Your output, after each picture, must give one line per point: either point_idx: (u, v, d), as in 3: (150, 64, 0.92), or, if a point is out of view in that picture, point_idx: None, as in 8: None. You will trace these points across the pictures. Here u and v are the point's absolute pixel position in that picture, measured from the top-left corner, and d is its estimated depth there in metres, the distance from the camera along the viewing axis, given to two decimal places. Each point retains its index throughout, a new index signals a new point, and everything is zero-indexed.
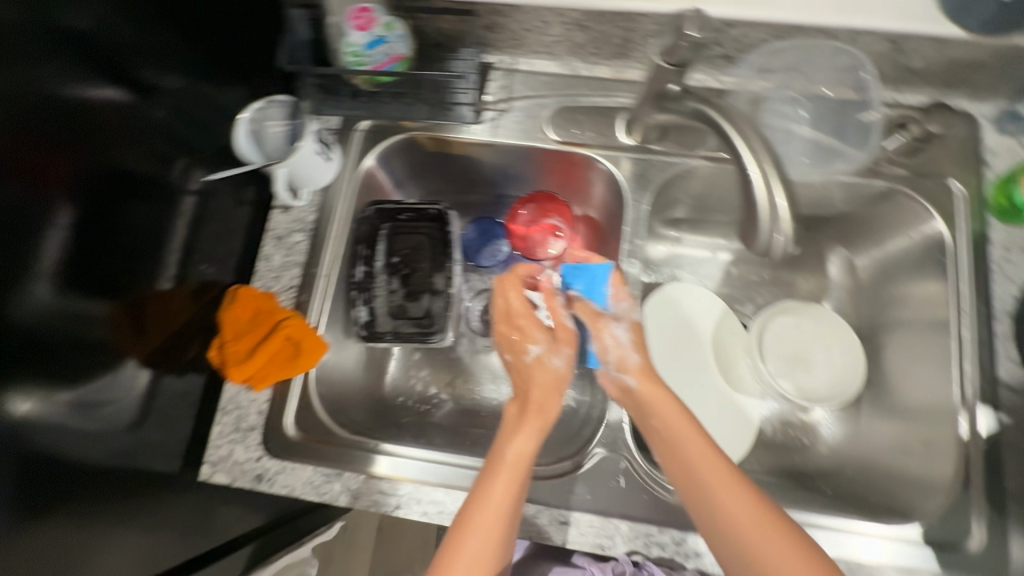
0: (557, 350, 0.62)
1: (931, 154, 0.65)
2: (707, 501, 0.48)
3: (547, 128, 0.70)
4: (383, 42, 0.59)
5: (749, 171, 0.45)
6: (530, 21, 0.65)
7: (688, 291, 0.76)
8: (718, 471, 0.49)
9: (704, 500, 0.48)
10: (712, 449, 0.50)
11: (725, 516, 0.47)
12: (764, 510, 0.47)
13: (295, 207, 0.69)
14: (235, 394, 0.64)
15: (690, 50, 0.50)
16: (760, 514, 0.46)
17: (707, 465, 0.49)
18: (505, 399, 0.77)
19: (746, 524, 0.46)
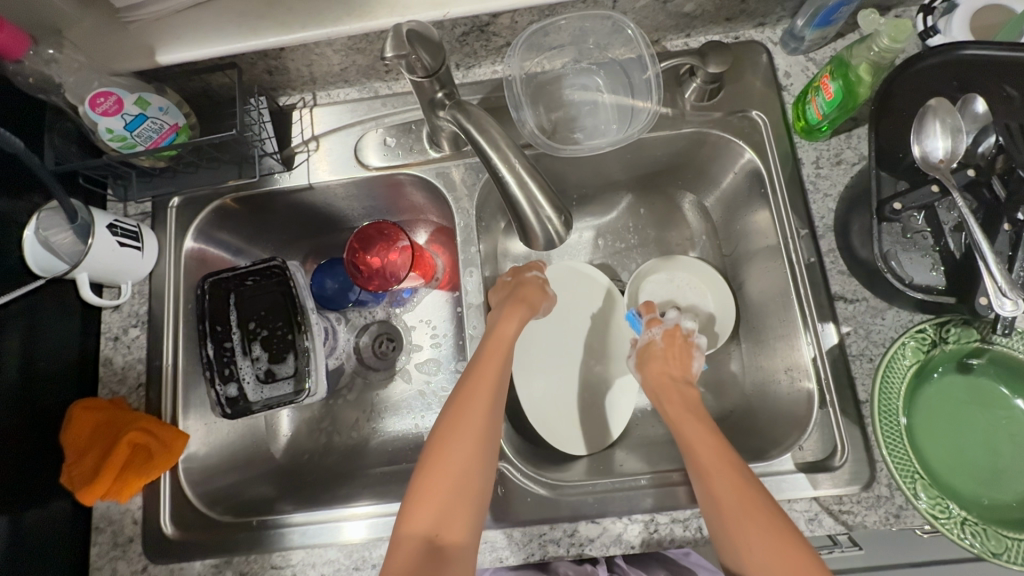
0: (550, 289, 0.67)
1: (730, 91, 0.66)
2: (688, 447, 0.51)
3: (360, 158, 0.68)
4: (144, 119, 0.56)
5: (501, 173, 0.44)
6: (302, 58, 0.62)
7: (563, 273, 0.74)
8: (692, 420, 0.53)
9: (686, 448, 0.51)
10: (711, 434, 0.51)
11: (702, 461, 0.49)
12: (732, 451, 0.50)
13: (123, 303, 0.67)
14: (106, 510, 0.62)
15: (428, 56, 0.48)
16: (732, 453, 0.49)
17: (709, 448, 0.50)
18: (408, 427, 0.76)
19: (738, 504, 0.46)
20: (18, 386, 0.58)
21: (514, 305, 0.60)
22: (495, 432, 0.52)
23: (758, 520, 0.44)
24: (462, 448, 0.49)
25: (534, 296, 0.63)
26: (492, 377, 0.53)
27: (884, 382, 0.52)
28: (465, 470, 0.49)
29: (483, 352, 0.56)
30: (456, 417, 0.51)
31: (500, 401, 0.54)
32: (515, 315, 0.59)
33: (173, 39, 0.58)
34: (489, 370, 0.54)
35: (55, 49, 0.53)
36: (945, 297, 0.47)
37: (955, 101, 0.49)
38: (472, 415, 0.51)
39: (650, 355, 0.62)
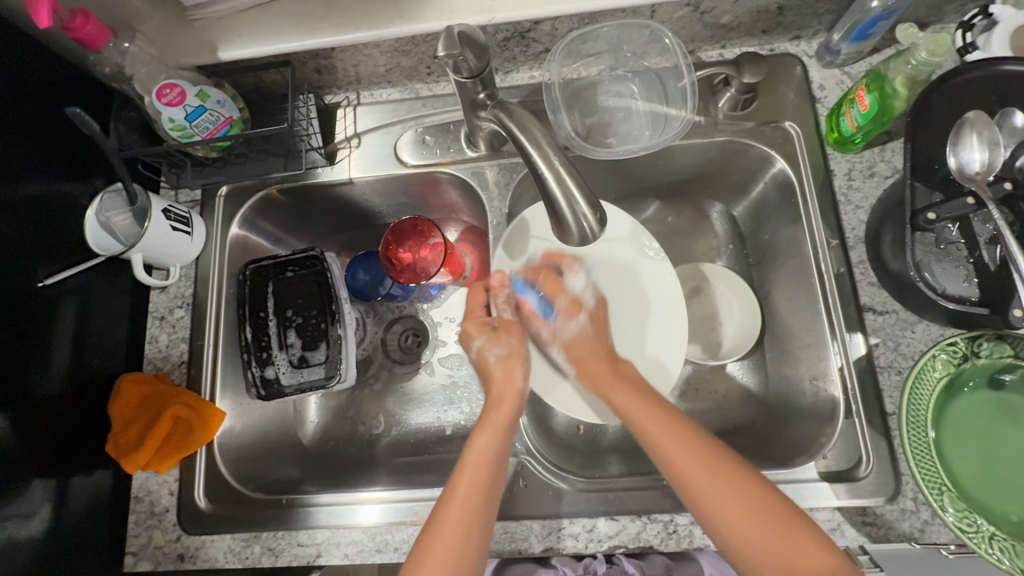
0: (504, 341, 0.63)
1: (763, 102, 0.67)
2: (654, 447, 0.53)
3: (399, 155, 0.71)
4: (203, 110, 0.60)
5: (541, 171, 0.46)
6: (350, 58, 0.65)
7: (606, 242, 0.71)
8: (634, 398, 0.57)
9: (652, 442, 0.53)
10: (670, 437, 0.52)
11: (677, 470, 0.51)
12: (729, 468, 0.50)
13: (171, 285, 0.71)
14: (145, 480, 0.65)
15: (474, 57, 0.50)
16: (711, 454, 0.51)
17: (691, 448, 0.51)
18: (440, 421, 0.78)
19: (745, 514, 0.47)
20: (73, 355, 0.61)
21: (494, 410, 0.58)
22: (488, 511, 0.52)
23: (769, 558, 0.46)
24: (445, 537, 0.49)
25: (515, 369, 0.61)
26: (478, 501, 0.52)
27: (913, 394, 0.51)
28: (452, 554, 0.48)
29: (465, 472, 0.54)
30: (442, 505, 0.52)
31: (490, 493, 0.53)
32: (494, 422, 0.57)
33: (234, 36, 0.62)
34: (477, 489, 0.52)
35: (129, 43, 0.57)
36: (978, 307, 0.47)
37: (992, 113, 0.50)
38: (461, 538, 0.49)
39: (579, 356, 0.63)
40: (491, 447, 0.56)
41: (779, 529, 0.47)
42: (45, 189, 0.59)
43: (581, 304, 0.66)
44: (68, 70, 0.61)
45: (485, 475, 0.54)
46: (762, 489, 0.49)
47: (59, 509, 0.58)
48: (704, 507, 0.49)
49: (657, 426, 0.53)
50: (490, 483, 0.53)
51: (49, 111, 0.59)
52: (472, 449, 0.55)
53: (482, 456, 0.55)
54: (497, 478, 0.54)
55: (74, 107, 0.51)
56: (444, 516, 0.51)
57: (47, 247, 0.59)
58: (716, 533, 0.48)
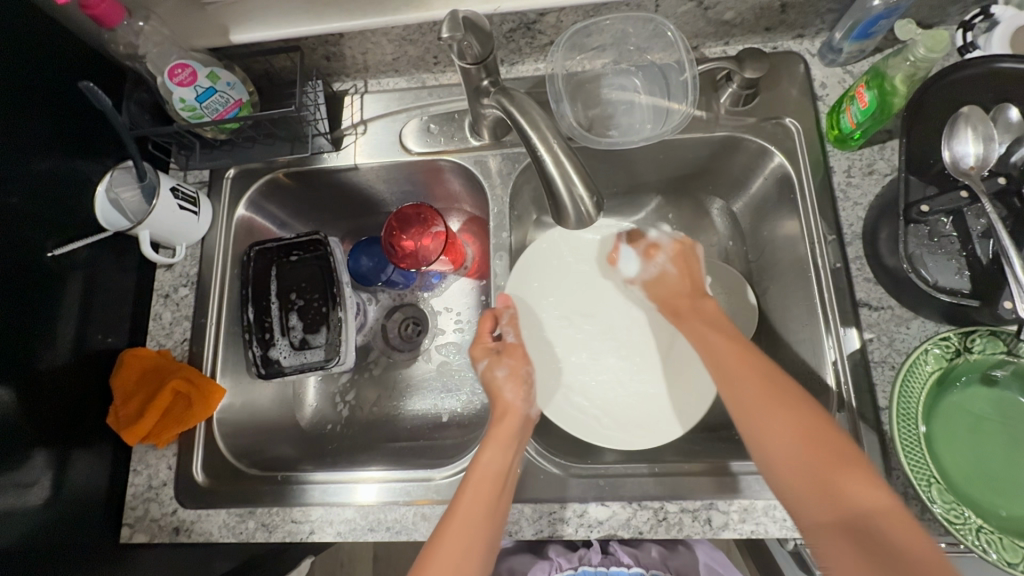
0: (504, 362, 0.65)
1: (764, 99, 0.67)
2: (727, 385, 0.54)
3: (404, 143, 0.72)
4: (213, 92, 0.61)
5: (540, 154, 0.47)
6: (359, 46, 0.67)
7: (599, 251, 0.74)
8: (704, 325, 0.60)
9: (742, 414, 0.52)
10: (779, 410, 0.50)
11: (733, 398, 0.53)
12: (802, 405, 0.50)
13: (176, 263, 0.72)
14: (144, 454, 0.66)
15: (477, 42, 0.51)
16: (802, 400, 0.50)
17: (786, 429, 0.49)
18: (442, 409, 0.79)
19: (789, 434, 0.48)
20: (78, 328, 0.63)
21: (498, 426, 0.59)
22: (492, 535, 0.52)
23: (810, 481, 0.46)
24: (449, 551, 0.50)
25: (511, 389, 0.63)
26: (480, 515, 0.53)
27: (905, 387, 0.51)
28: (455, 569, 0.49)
29: (471, 485, 0.55)
30: (448, 522, 0.52)
31: (495, 518, 0.53)
32: (502, 437, 0.59)
33: (246, 21, 0.64)
34: (480, 505, 0.53)
35: (143, 21, 0.59)
36: (969, 299, 0.47)
37: (988, 109, 0.51)
38: (461, 552, 0.50)
39: (663, 289, 0.67)
40: (497, 463, 0.56)
41: (824, 456, 0.46)
42: (57, 164, 0.60)
43: (659, 248, 0.70)
44: (83, 48, 0.63)
45: (491, 492, 0.54)
46: (824, 426, 0.48)
47: (58, 477, 0.59)
48: (757, 440, 0.50)
49: (752, 383, 0.52)
50: (496, 498, 0.54)
51: (63, 88, 0.61)
52: (478, 464, 0.56)
53: (493, 472, 0.56)
54: (506, 487, 0.56)
55: (86, 81, 0.52)
56: (447, 528, 0.52)
57: (56, 220, 0.60)
58: (765, 467, 0.49)
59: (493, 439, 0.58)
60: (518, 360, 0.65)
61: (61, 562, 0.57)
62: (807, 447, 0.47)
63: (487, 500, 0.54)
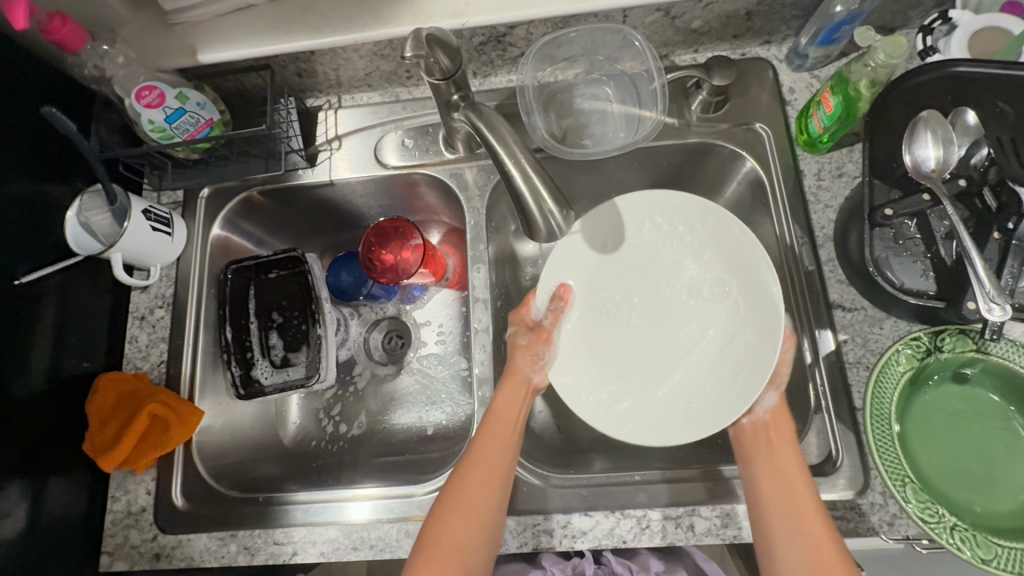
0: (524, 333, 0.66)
1: (735, 104, 0.68)
2: (762, 505, 0.53)
3: (380, 158, 0.72)
4: (183, 112, 0.61)
5: (508, 169, 0.47)
6: (330, 62, 0.67)
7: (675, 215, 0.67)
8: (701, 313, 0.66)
9: (768, 497, 0.53)
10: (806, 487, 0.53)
11: (772, 472, 0.54)
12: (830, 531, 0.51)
13: (152, 285, 0.72)
14: (123, 479, 0.65)
15: (441, 57, 0.51)
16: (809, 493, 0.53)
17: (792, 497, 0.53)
18: (430, 421, 0.78)
19: (796, 518, 0.52)
20: (51, 355, 0.62)
21: (506, 377, 0.63)
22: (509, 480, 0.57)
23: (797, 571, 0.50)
24: (470, 490, 0.55)
25: (525, 358, 0.64)
26: (492, 458, 0.57)
27: (878, 388, 0.52)
28: (476, 508, 0.54)
29: (487, 427, 0.59)
30: (465, 474, 0.56)
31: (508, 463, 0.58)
32: (515, 387, 0.62)
33: (214, 40, 0.63)
34: (492, 446, 0.58)
35: (109, 45, 0.59)
36: (935, 300, 0.49)
37: (947, 112, 0.52)
38: (477, 494, 0.55)
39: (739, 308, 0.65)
40: (509, 405, 0.61)
41: (812, 530, 0.51)
42: (24, 189, 0.60)
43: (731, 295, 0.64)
44: (49, 72, 0.62)
45: (503, 433, 0.59)
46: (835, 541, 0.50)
47: (34, 508, 0.58)
48: (769, 519, 0.53)
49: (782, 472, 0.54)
50: (507, 438, 0.59)
51: (29, 112, 0.60)
52: (494, 408, 0.60)
53: (506, 413, 0.60)
54: (515, 431, 0.60)
55: (48, 106, 0.52)
56: (468, 474, 0.56)
57: (25, 246, 0.60)
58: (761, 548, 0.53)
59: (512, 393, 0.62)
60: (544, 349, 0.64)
61: None
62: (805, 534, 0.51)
63: (500, 446, 0.58)
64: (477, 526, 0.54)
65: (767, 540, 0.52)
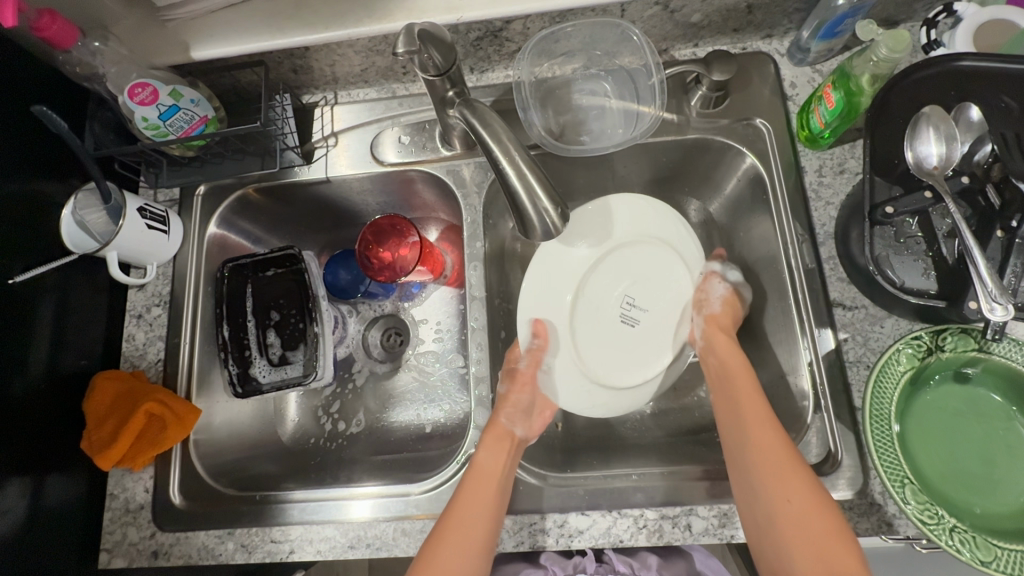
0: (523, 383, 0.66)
1: (735, 100, 0.67)
2: (760, 476, 0.52)
3: (376, 155, 0.72)
4: (177, 109, 0.61)
5: (502, 167, 0.46)
6: (325, 58, 0.66)
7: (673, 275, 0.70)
8: (729, 347, 0.64)
9: (761, 468, 0.52)
10: (801, 477, 0.51)
11: (759, 444, 0.54)
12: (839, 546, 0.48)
13: (148, 283, 0.71)
14: (121, 477, 0.66)
15: (435, 52, 0.51)
16: (810, 488, 0.50)
17: (796, 495, 0.50)
18: (428, 420, 0.78)
19: (800, 518, 0.50)
20: (48, 354, 0.61)
21: (489, 431, 0.60)
22: (491, 539, 0.55)
23: (805, 552, 0.49)
24: (451, 552, 0.53)
25: (508, 410, 0.63)
26: (474, 519, 0.54)
27: (877, 388, 0.51)
28: (456, 569, 0.52)
29: (466, 487, 0.56)
30: (445, 532, 0.54)
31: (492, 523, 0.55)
32: (497, 442, 0.60)
33: (208, 37, 0.63)
34: (472, 504, 0.55)
35: (101, 42, 0.58)
36: (936, 300, 0.48)
37: (950, 108, 0.51)
38: (457, 554, 0.53)
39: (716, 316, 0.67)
40: (492, 462, 0.58)
41: (830, 537, 0.48)
42: (18, 188, 0.59)
43: (703, 305, 0.68)
44: (42, 70, 0.62)
45: (485, 491, 0.56)
46: (831, 509, 0.49)
47: (32, 507, 0.58)
48: (767, 492, 0.51)
49: (778, 457, 0.52)
50: (490, 496, 0.56)
51: (22, 110, 0.60)
52: (477, 464, 0.58)
53: (488, 469, 0.58)
54: (499, 488, 0.57)
55: (39, 105, 0.51)
56: (443, 537, 0.54)
57: (20, 245, 0.59)
58: (760, 527, 0.52)
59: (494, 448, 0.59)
60: (523, 391, 0.65)
61: None
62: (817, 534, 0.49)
63: (480, 503, 0.55)
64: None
65: (767, 528, 0.51)
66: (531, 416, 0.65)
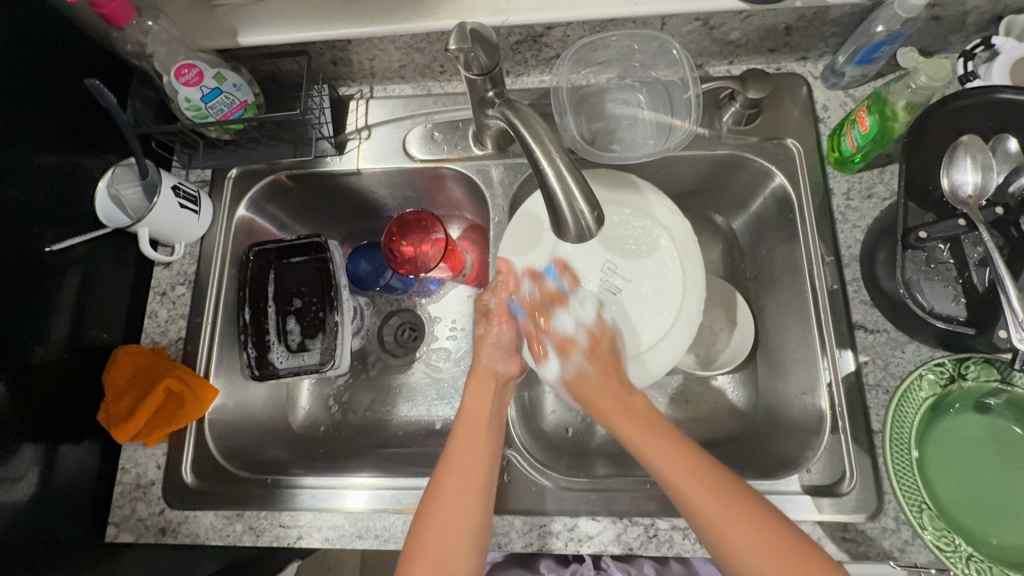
0: (484, 322, 0.67)
1: (767, 119, 0.68)
2: (680, 493, 0.50)
3: (408, 150, 0.73)
4: (219, 92, 0.61)
5: (542, 168, 0.46)
6: (366, 52, 0.67)
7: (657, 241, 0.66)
8: (636, 425, 0.56)
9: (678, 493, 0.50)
10: (716, 488, 0.49)
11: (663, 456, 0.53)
12: (778, 527, 0.47)
13: (174, 262, 0.72)
14: (134, 452, 0.66)
15: (481, 50, 0.51)
16: (719, 486, 0.50)
17: (721, 501, 0.49)
18: (439, 415, 0.78)
19: (740, 520, 0.47)
20: (72, 324, 0.62)
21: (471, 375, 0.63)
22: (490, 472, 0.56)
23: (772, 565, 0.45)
24: (449, 489, 0.53)
25: (484, 352, 0.66)
26: (470, 456, 0.56)
27: (898, 413, 0.51)
28: (460, 504, 0.52)
29: (460, 430, 0.58)
30: (444, 469, 0.55)
31: (492, 461, 0.56)
32: (481, 386, 0.63)
33: (255, 24, 0.64)
34: (469, 449, 0.57)
35: (153, 21, 0.59)
36: (965, 327, 0.49)
37: (988, 139, 0.52)
38: (457, 491, 0.53)
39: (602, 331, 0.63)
40: (478, 404, 0.61)
41: (756, 523, 0.47)
42: (58, 159, 0.60)
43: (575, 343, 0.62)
44: (90, 45, 0.63)
45: (475, 429, 0.59)
46: (766, 511, 0.48)
47: (46, 475, 0.58)
48: (709, 531, 0.48)
49: (673, 464, 0.51)
50: (482, 437, 0.58)
51: (69, 83, 0.61)
52: (465, 408, 0.61)
53: (476, 411, 0.60)
54: (491, 426, 0.59)
55: (92, 79, 0.53)
56: (442, 477, 0.54)
57: (55, 216, 0.60)
58: (716, 553, 0.48)
59: (478, 389, 0.62)
60: (501, 329, 0.66)
61: (45, 560, 0.56)
62: (750, 527, 0.47)
63: (477, 444, 0.57)
64: (461, 522, 0.51)
65: (721, 543, 0.48)
66: (513, 353, 0.66)
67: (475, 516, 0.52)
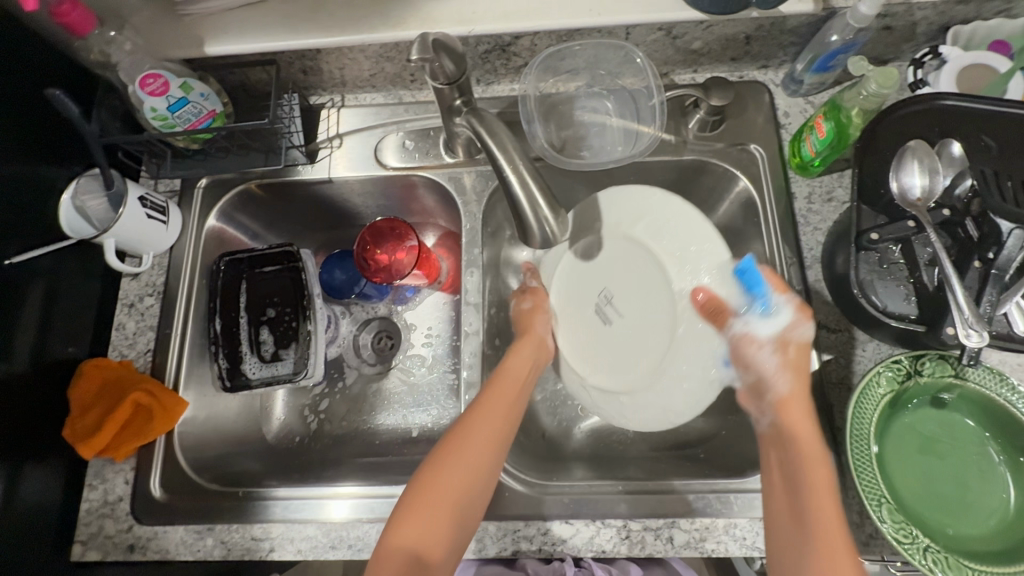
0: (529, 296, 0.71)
1: (731, 125, 0.70)
2: (798, 486, 0.51)
3: (380, 158, 0.73)
4: (186, 102, 0.61)
5: (507, 176, 0.47)
6: (335, 61, 0.67)
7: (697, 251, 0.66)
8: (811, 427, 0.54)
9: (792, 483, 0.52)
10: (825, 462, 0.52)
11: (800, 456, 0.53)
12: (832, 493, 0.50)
13: (143, 272, 0.71)
14: (101, 468, 0.65)
15: (445, 60, 0.52)
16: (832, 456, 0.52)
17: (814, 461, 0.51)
18: (417, 423, 0.78)
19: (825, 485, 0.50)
20: (35, 337, 0.61)
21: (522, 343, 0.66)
22: (491, 465, 0.56)
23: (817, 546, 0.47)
24: (455, 469, 0.54)
25: (539, 322, 0.69)
26: (479, 438, 0.56)
27: (858, 408, 0.52)
28: (454, 486, 0.53)
29: (481, 402, 0.59)
30: (447, 450, 0.55)
31: (491, 452, 0.56)
32: (524, 353, 0.65)
33: (222, 34, 0.64)
34: (480, 427, 0.57)
35: (116, 31, 0.59)
36: (915, 325, 0.52)
37: (934, 143, 0.54)
38: (456, 473, 0.54)
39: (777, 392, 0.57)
40: (512, 376, 0.62)
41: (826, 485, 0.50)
42: (20, 170, 0.59)
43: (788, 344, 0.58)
44: (52, 54, 0.62)
45: (489, 416, 0.58)
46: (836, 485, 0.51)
47: (6, 494, 0.56)
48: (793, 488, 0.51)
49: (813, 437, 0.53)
50: (503, 413, 0.59)
51: (31, 93, 0.60)
52: (501, 373, 0.62)
53: (513, 379, 0.62)
54: (513, 402, 0.60)
55: (54, 89, 0.52)
56: (443, 455, 0.55)
57: (17, 227, 0.59)
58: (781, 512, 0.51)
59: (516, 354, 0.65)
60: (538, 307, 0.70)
61: None
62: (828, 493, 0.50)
63: (488, 421, 0.58)
64: (449, 506, 0.52)
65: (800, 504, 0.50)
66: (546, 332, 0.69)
67: (466, 503, 0.53)
